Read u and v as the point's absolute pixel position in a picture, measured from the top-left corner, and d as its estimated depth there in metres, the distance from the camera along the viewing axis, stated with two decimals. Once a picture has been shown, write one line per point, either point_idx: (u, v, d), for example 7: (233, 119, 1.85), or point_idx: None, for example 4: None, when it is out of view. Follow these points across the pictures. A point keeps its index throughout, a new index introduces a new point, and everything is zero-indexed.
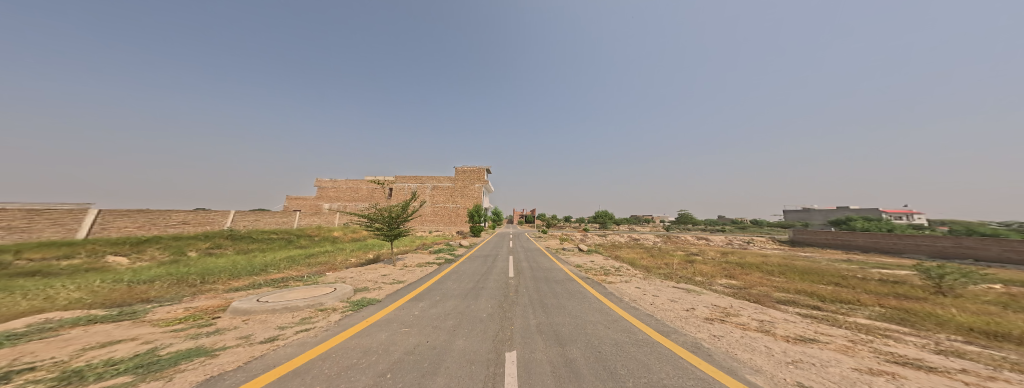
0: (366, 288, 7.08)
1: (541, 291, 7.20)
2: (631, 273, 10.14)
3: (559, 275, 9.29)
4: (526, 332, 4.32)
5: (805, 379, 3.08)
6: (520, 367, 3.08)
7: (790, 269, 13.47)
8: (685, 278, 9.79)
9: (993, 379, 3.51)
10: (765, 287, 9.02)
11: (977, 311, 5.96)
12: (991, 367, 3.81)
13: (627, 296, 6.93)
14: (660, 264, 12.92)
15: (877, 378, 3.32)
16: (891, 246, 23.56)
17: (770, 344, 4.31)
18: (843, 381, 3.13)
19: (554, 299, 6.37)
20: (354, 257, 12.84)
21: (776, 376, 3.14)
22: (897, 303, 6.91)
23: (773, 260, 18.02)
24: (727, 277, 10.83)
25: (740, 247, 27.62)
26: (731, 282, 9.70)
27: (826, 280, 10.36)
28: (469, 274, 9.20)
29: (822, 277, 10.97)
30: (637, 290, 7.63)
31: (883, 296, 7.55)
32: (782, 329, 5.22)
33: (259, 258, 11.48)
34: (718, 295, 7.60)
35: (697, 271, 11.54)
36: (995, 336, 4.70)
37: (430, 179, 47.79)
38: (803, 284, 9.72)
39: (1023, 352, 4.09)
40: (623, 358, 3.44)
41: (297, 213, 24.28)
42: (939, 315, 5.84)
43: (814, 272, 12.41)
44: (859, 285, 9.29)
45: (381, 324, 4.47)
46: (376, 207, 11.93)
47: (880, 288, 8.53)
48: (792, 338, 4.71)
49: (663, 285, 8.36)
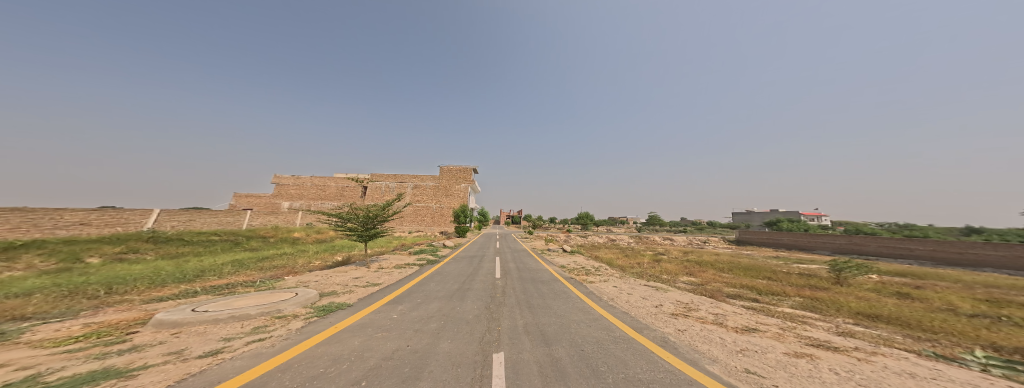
0: (334, 292, 6.52)
1: (527, 291, 7.22)
2: (609, 272, 10.60)
3: (545, 276, 9.41)
4: (512, 333, 4.29)
5: (751, 365, 3.47)
6: (508, 368, 3.05)
7: (735, 265, 15.15)
8: (653, 276, 10.51)
9: (875, 354, 4.25)
10: (721, 283, 9.94)
11: (862, 297, 7.12)
12: (874, 344, 4.59)
13: (606, 294, 7.22)
14: (633, 263, 13.70)
15: (801, 360, 3.84)
16: (804, 242, 27.70)
17: (723, 336, 4.77)
18: (778, 365, 3.56)
19: (539, 300, 6.42)
20: (320, 259, 11.81)
21: (729, 364, 3.48)
22: (811, 293, 8.06)
23: (724, 258, 20.12)
24: (694, 275, 11.76)
25: (698, 247, 30.40)
26: (691, 279, 10.61)
27: (763, 275, 11.83)
28: (453, 275, 8.94)
29: (760, 272, 12.49)
30: (617, 289, 7.96)
31: (801, 288, 8.75)
32: (732, 321, 5.81)
33: (194, 263, 10.05)
34: (683, 291, 8.25)
35: (666, 270, 12.36)
36: (872, 317, 5.72)
37: (408, 177, 45.68)
38: (746, 279, 10.97)
39: (891, 329, 5.01)
40: (603, 355, 3.56)
41: (247, 212, 21.74)
42: (839, 302, 6.90)
43: (753, 268, 14.07)
44: (785, 278, 10.73)
45: (353, 329, 4.11)
46: (350, 205, 10.89)
47: (799, 281, 9.93)
48: (739, 329, 5.25)
49: (636, 283, 8.89)
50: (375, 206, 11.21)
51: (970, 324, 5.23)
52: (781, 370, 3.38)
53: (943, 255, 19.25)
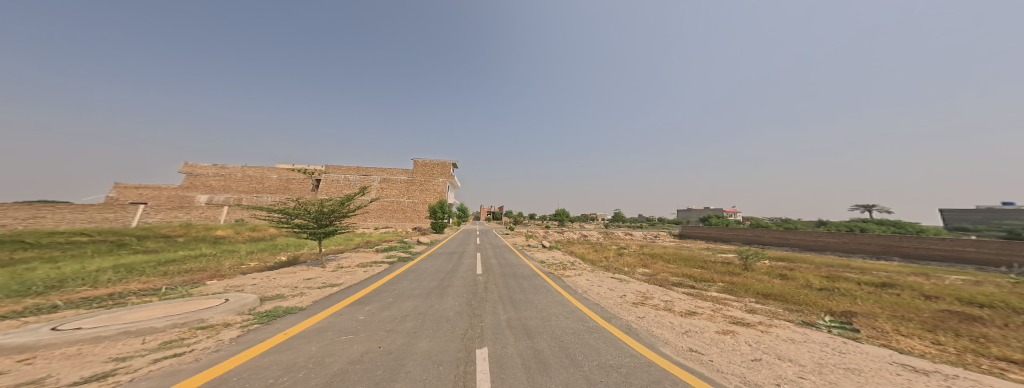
0: (280, 295, 5.77)
1: (508, 286, 7.22)
2: (581, 266, 11.11)
3: (526, 271, 9.48)
4: (494, 329, 4.22)
5: (695, 345, 3.96)
6: (492, 363, 3.01)
7: (679, 257, 17.12)
8: (615, 268, 11.34)
9: (772, 325, 5.19)
10: (669, 273, 11.08)
11: (761, 280, 8.57)
12: (768, 317, 5.61)
13: (580, 287, 7.55)
14: (601, 257, 14.60)
15: (725, 335, 4.54)
16: (723, 235, 32.39)
17: (672, 320, 5.35)
18: (712, 342, 4.12)
19: (521, 294, 6.43)
20: (258, 260, 10.30)
21: (676, 345, 3.93)
22: (730, 278, 9.44)
23: (669, 250, 22.63)
24: (657, 267, 12.92)
25: (650, 241, 33.56)
26: (645, 270, 11.68)
27: (698, 264, 13.59)
28: (429, 272, 8.51)
29: (697, 262, 14.32)
30: (593, 282, 8.34)
31: (724, 274, 10.21)
32: (677, 306, 6.55)
33: (56, 271, 8.01)
34: (640, 282, 9.04)
35: (630, 263, 13.38)
36: (765, 295, 6.97)
37: (373, 170, 42.25)
38: (686, 268, 12.50)
39: (776, 304, 6.18)
40: (580, 345, 3.72)
41: (140, 208, 18.29)
42: (748, 285, 8.21)
43: (692, 259, 16.04)
44: (713, 266, 12.46)
45: (310, 334, 3.68)
46: (298, 200, 9.54)
47: (723, 268, 11.62)
48: (683, 313, 5.96)
49: (604, 276, 9.48)
50: (323, 202, 9.91)
51: (823, 297, 6.59)
52: (714, 346, 3.93)
53: (807, 242, 24.37)
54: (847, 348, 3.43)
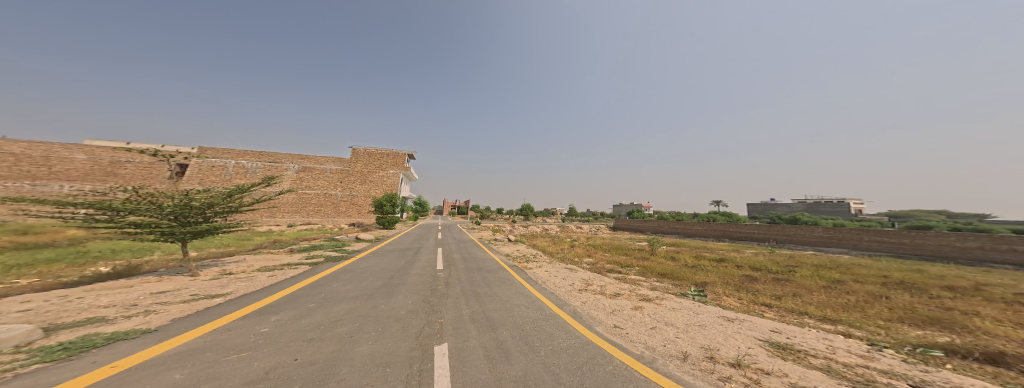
0: (100, 319, 3.61)
1: (472, 280, 6.53)
2: (542, 258, 11.37)
3: (490, 265, 8.77)
4: (456, 322, 3.85)
5: (618, 321, 4.63)
6: (453, 357, 2.81)
7: (612, 246, 19.42)
8: (565, 258, 12.10)
9: (654, 298, 6.56)
10: (603, 262, 12.12)
11: (663, 262, 10.53)
12: (657, 291, 7.06)
13: (540, 278, 7.74)
14: (559, 249, 15.30)
15: (628, 308, 5.66)
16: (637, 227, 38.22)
17: (604, 302, 6.07)
18: (627, 318, 4.88)
19: (485, 287, 6.08)
20: (33, 276, 6.44)
21: (603, 321, 4.59)
22: (641, 263, 11.29)
23: (598, 240, 25.51)
24: (596, 256, 14.22)
25: (591, 232, 37.08)
26: (588, 260, 12.78)
27: (625, 251, 15.67)
28: (372, 271, 7.48)
29: (627, 250, 16.41)
30: (552, 273, 8.59)
31: (638, 259, 12.12)
32: (608, 288, 7.53)
33: None
34: (585, 270, 9.96)
35: (580, 253, 14.56)
36: (661, 274, 8.51)
37: (290, 156, 35.44)
38: (616, 255, 14.35)
39: (666, 281, 7.66)
40: (537, 331, 3.86)
41: None
42: (647, 267, 10.10)
43: (622, 247, 18.43)
44: (635, 252, 14.59)
45: (170, 360, 2.50)
46: (132, 189, 5.84)
47: (639, 253, 13.89)
48: (606, 294, 6.91)
49: (558, 267, 9.88)
50: (187, 194, 6.26)
51: (691, 271, 8.51)
52: (626, 320, 4.71)
53: (679, 227, 31.04)
54: (701, 309, 4.52)
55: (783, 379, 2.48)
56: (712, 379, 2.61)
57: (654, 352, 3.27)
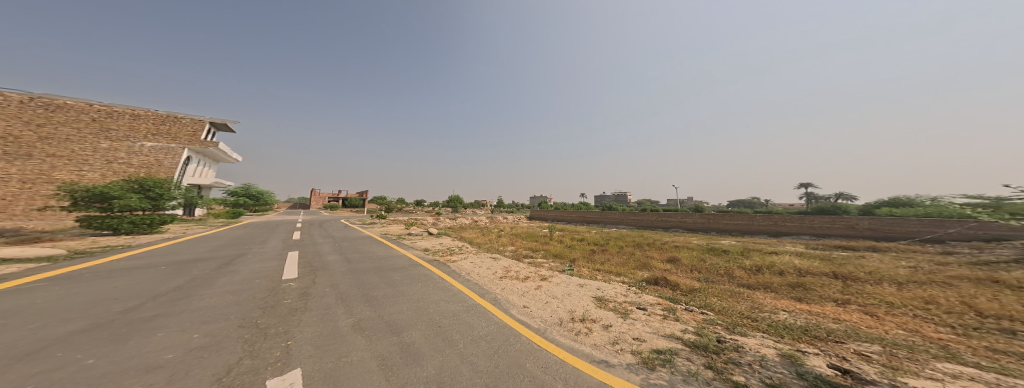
0: None
1: (367, 283, 5.51)
2: (471, 249, 10.85)
3: (399, 263, 7.74)
4: (318, 348, 2.71)
5: (516, 297, 5.08)
6: (330, 377, 2.27)
7: (523, 234, 20.76)
8: (491, 248, 11.94)
9: (543, 276, 7.57)
10: (512, 249, 12.24)
11: (566, 245, 11.95)
12: (549, 270, 8.22)
13: (464, 270, 7.08)
14: (483, 239, 15.07)
15: (523, 284, 6.37)
16: (540, 216, 42.81)
17: (509, 282, 6.27)
18: (517, 293, 5.45)
19: (374, 290, 4.99)
20: None
21: (499, 297, 4.91)
22: (543, 247, 12.63)
23: (512, 229, 26.85)
24: (498, 241, 14.96)
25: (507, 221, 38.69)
26: (510, 247, 13.13)
27: (536, 238, 16.96)
28: (67, 309, 3.37)
29: (537, 237, 17.82)
30: (478, 263, 8.05)
31: (543, 244, 13.38)
32: (516, 269, 7.95)
33: None
34: (508, 257, 9.80)
35: (505, 242, 14.77)
36: (556, 256, 9.88)
37: None
38: (528, 242, 15.29)
39: (554, 263, 8.86)
40: (453, 322, 3.58)
41: None
42: (549, 250, 11.42)
43: (532, 235, 19.96)
44: (545, 237, 15.89)
45: None
46: None
47: (543, 239, 15.39)
48: (510, 277, 6.89)
49: (483, 256, 9.34)
50: None
51: (582, 252, 10.16)
52: (517, 294, 5.32)
53: (567, 215, 36.71)
54: (565, 281, 5.80)
55: (604, 325, 3.53)
56: (570, 335, 3.41)
57: (545, 323, 3.85)
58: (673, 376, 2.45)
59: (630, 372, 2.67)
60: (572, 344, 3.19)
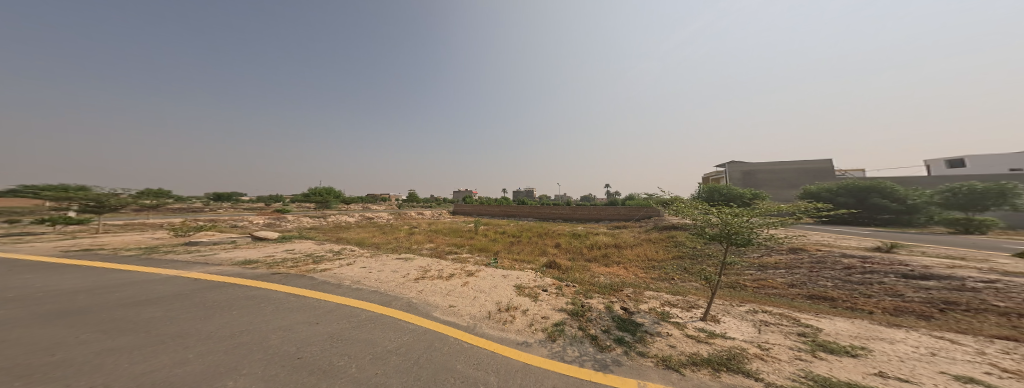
0: None
1: (64, 334, 2.74)
2: (357, 253, 8.12)
3: (155, 292, 4.13)
4: None
5: (428, 296, 4.99)
6: None
7: (446, 230, 19.94)
8: (404, 248, 10.86)
9: (471, 272, 7.54)
10: (400, 248, 10.65)
11: (487, 239, 12.24)
12: (476, 265, 8.23)
13: (346, 279, 5.28)
14: (387, 239, 13.32)
15: (437, 281, 6.23)
16: (463, 210, 42.71)
17: (434, 284, 5.94)
18: (430, 290, 5.41)
19: (54, 356, 2.32)
20: None
21: (406, 300, 4.60)
22: (468, 242, 12.73)
23: (434, 225, 25.50)
24: (380, 239, 12.89)
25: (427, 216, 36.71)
26: (430, 245, 12.52)
27: (461, 234, 16.62)
28: None
29: (461, 232, 17.41)
30: (386, 264, 7.09)
31: (466, 239, 13.49)
32: (439, 269, 7.59)
33: None
34: (423, 257, 9.18)
35: (421, 240, 13.74)
36: (483, 249, 10.20)
37: None
38: (452, 238, 14.79)
39: (480, 259, 8.79)
40: (344, 343, 2.82)
41: None
42: (475, 244, 11.63)
43: (454, 230, 19.38)
44: (470, 233, 15.70)
45: None
46: None
47: (466, 235, 15.10)
48: (431, 278, 6.53)
49: (387, 259, 7.89)
50: None
51: (505, 244, 10.80)
52: (426, 291, 5.32)
53: (489, 209, 38.11)
54: (490, 274, 6.03)
55: (524, 310, 3.87)
56: (497, 325, 3.59)
57: (473, 319, 3.89)
58: (565, 342, 3.19)
59: (541, 345, 3.12)
60: (500, 334, 3.38)
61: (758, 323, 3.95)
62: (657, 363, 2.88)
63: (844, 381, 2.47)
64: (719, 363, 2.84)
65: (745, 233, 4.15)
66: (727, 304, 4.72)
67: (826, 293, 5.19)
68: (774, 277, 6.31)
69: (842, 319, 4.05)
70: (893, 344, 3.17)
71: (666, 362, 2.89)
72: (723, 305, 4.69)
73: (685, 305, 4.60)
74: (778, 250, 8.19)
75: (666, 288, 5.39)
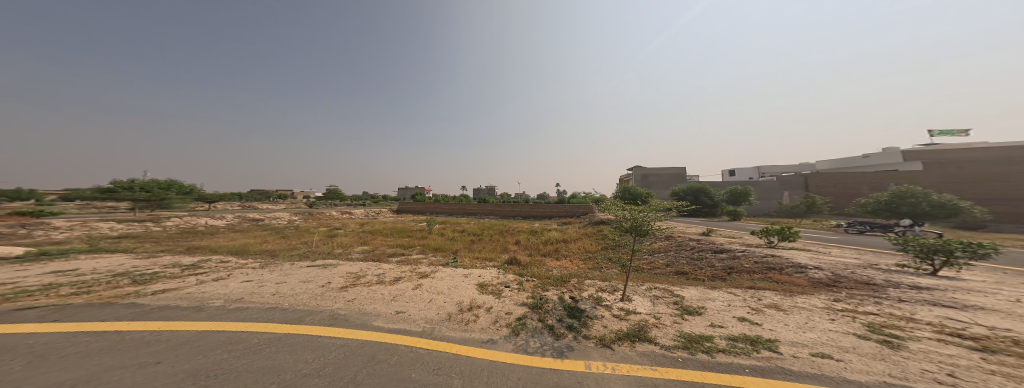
0: None
1: None
2: (235, 265, 6.62)
3: None
4: None
5: (363, 304, 4.43)
6: None
7: (391, 230, 18.30)
8: (323, 254, 9.46)
9: (425, 275, 7.06)
10: (312, 254, 9.28)
11: (439, 239, 11.69)
12: (432, 266, 7.84)
13: (207, 296, 4.23)
14: (293, 244, 11.37)
15: (375, 288, 5.61)
16: (412, 208, 40.05)
17: (383, 291, 5.40)
18: (365, 297, 4.82)
19: None
20: None
21: (332, 313, 3.97)
22: (422, 242, 12.03)
23: (379, 225, 23.17)
24: (275, 246, 10.78)
25: (364, 216, 33.13)
26: (364, 248, 11.31)
27: (411, 233, 15.43)
28: None
29: (409, 232, 16.18)
30: (295, 274, 6.02)
31: (418, 239, 12.77)
32: (386, 275, 6.85)
33: None
34: (355, 262, 8.21)
35: (351, 243, 12.22)
36: (438, 249, 9.74)
37: None
38: (399, 239, 13.67)
39: (436, 260, 8.34)
40: (228, 379, 2.26)
41: None
42: (428, 244, 11.08)
43: (404, 230, 17.86)
44: (420, 233, 14.77)
45: None
46: None
47: (416, 235, 14.11)
48: (373, 284, 5.94)
49: (293, 268, 6.67)
50: None
51: (465, 242, 10.57)
52: (359, 298, 4.73)
53: (441, 208, 36.90)
54: (457, 272, 5.74)
55: (487, 308, 3.86)
56: (459, 326, 3.50)
57: (431, 323, 3.72)
58: (528, 336, 3.30)
59: (506, 341, 3.17)
60: (463, 335, 3.30)
61: (653, 298, 4.79)
62: (596, 343, 3.22)
63: (699, 334, 3.27)
64: (634, 335, 3.34)
65: (649, 227, 5.28)
66: (636, 284, 5.56)
67: (683, 269, 7.56)
68: (670, 269, 7.64)
69: (692, 287, 5.41)
70: (716, 302, 4.43)
71: (602, 341, 3.27)
72: (632, 286, 5.50)
73: (611, 289, 5.26)
74: (686, 248, 9.77)
75: (595, 275, 6.05)
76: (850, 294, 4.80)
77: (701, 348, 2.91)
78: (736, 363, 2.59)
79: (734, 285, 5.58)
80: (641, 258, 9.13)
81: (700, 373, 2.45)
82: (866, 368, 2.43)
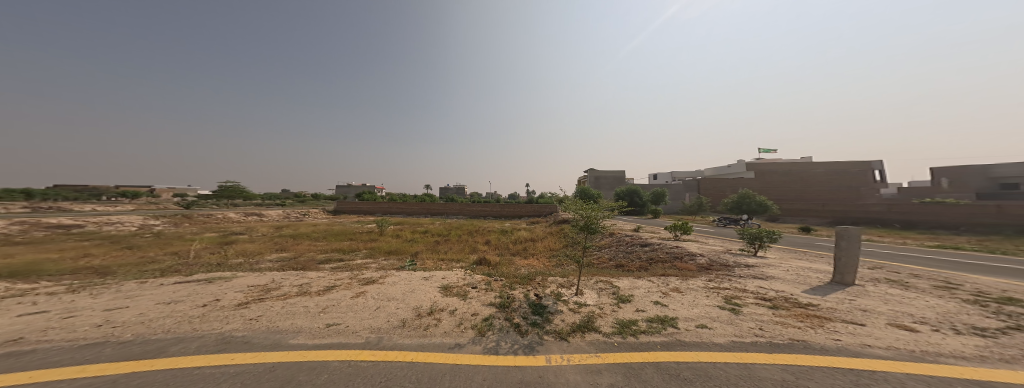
0: None
1: None
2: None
3: None
4: None
5: (277, 321, 3.72)
6: None
7: (329, 233, 15.99)
8: (212, 266, 7.60)
9: (369, 281, 6.36)
10: (191, 267, 7.34)
11: (389, 242, 10.70)
12: (380, 270, 7.13)
13: None
14: (154, 257, 8.83)
15: (291, 301, 4.77)
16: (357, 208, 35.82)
17: (305, 303, 4.65)
18: (280, 313, 4.05)
19: None
20: None
21: (224, 336, 3.20)
22: (370, 245, 10.86)
23: (315, 227, 20.10)
24: (111, 262, 8.05)
25: (286, 217, 28.15)
26: (280, 255, 9.51)
27: (350, 236, 13.67)
28: None
29: (350, 235, 14.36)
30: (149, 296, 4.64)
31: (366, 242, 11.49)
32: (314, 285, 5.92)
33: None
34: (265, 272, 6.87)
35: (265, 251, 10.20)
36: (389, 252, 8.94)
37: None
38: (336, 243, 12.00)
39: (386, 264, 7.63)
40: None
41: None
42: (378, 247, 10.10)
43: (345, 232, 15.82)
44: (363, 236, 13.26)
45: None
46: None
47: (361, 237, 12.65)
48: (292, 296, 5.09)
49: (148, 287, 5.18)
50: None
51: (428, 243, 9.93)
52: (266, 315, 3.95)
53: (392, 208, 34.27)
54: (414, 276, 5.32)
55: (451, 311, 3.71)
56: (417, 333, 3.27)
57: (380, 332, 3.38)
58: (497, 337, 3.28)
59: (472, 343, 3.11)
60: (421, 341, 3.08)
61: (598, 290, 5.27)
62: (555, 337, 3.41)
63: (627, 319, 3.74)
64: (583, 327, 3.64)
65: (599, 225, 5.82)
66: (584, 279, 6.03)
67: (621, 262, 8.51)
68: (612, 263, 8.51)
69: (626, 278, 6.14)
70: (640, 289, 5.09)
71: (560, 334, 3.47)
72: (586, 280, 5.97)
73: (568, 284, 5.62)
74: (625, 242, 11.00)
75: (557, 273, 6.35)
76: (732, 272, 6.06)
77: (630, 331, 3.35)
78: (653, 341, 3.03)
79: (651, 274, 6.52)
80: (591, 253, 9.97)
81: (629, 354, 2.80)
82: (725, 331, 3.11)
